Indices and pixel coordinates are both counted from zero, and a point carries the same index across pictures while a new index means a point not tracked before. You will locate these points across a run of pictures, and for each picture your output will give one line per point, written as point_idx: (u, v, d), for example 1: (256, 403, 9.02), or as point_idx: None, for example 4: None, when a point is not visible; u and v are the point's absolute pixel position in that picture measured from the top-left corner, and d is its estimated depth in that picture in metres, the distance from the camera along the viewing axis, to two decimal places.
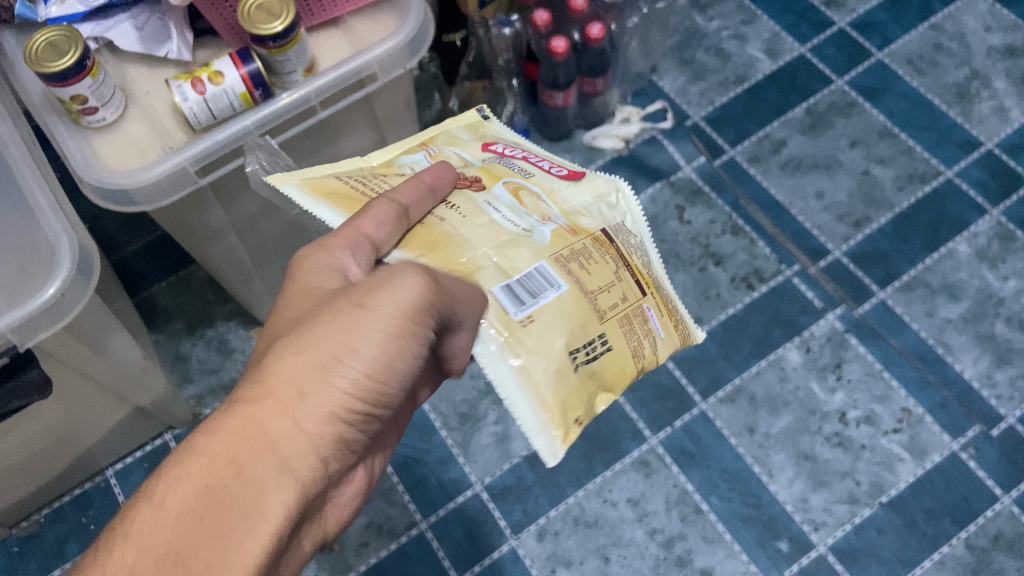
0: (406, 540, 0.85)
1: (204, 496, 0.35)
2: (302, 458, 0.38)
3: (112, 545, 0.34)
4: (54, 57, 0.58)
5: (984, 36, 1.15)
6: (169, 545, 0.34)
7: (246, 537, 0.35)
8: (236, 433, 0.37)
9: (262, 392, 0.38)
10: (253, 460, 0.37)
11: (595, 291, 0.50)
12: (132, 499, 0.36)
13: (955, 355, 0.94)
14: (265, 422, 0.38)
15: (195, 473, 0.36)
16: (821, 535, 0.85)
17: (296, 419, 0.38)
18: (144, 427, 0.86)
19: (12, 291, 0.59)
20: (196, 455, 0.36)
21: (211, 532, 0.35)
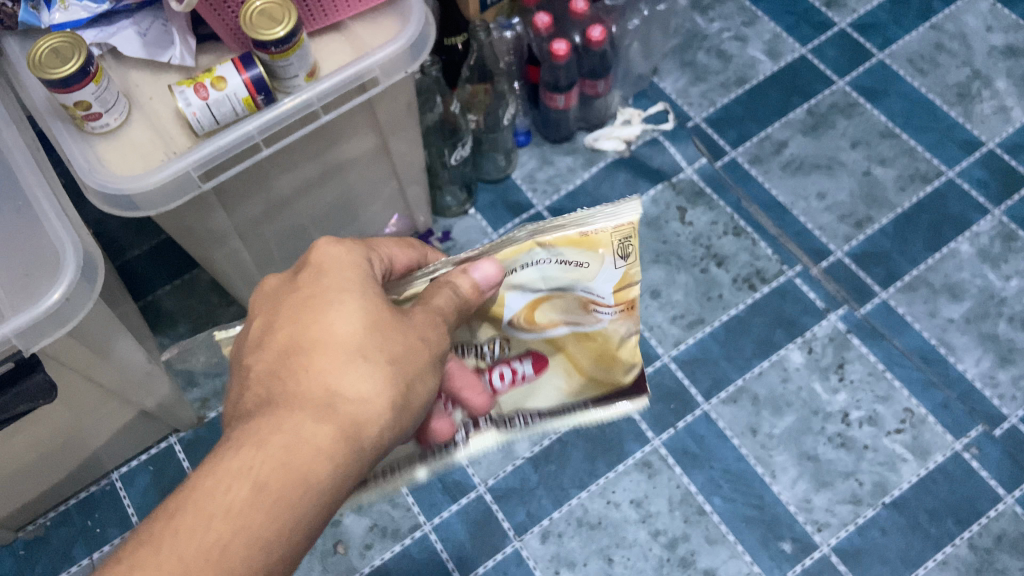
0: (410, 541, 0.86)
1: (302, 489, 0.43)
2: (368, 458, 0.46)
3: (212, 511, 0.41)
4: (58, 63, 0.58)
5: (985, 36, 1.15)
6: (271, 526, 0.42)
7: (318, 516, 0.44)
8: (334, 437, 0.44)
9: (353, 403, 0.45)
10: (344, 462, 0.44)
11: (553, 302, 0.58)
12: (229, 472, 0.42)
13: (958, 355, 0.94)
14: (357, 430, 0.45)
15: (293, 462, 0.43)
16: (824, 535, 0.85)
17: (381, 428, 0.46)
18: (149, 430, 0.87)
19: (19, 296, 0.59)
20: (300, 452, 0.43)
21: (302, 517, 0.43)
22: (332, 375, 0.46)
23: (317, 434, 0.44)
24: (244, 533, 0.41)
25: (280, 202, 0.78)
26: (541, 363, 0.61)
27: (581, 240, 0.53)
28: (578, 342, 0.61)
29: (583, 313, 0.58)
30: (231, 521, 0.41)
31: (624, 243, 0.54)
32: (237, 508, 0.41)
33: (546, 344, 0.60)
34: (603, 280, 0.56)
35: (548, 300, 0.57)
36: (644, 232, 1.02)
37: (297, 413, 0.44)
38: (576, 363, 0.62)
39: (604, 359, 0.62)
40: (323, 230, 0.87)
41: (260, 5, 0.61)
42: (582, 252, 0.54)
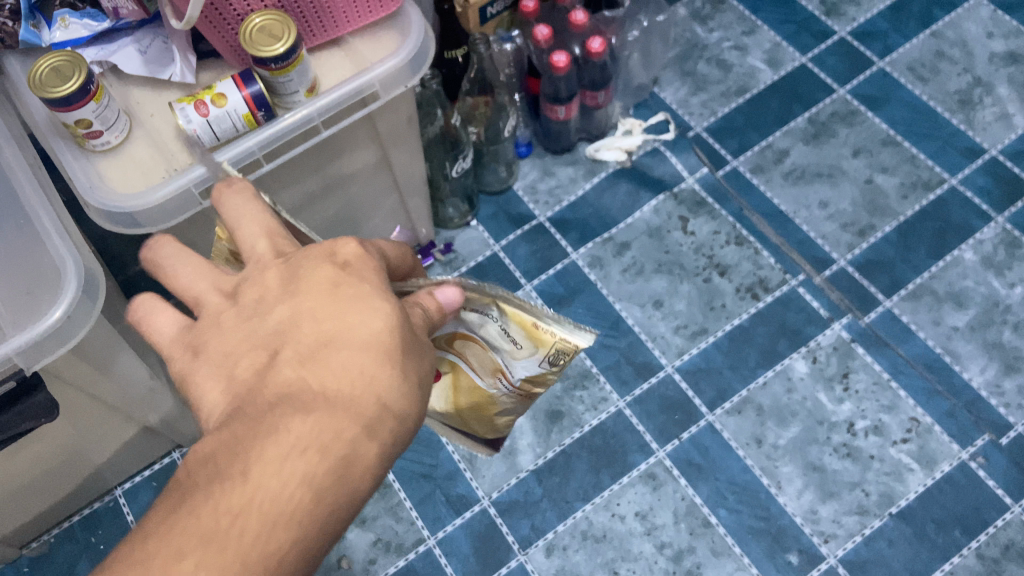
0: (414, 556, 0.85)
1: (355, 500, 0.38)
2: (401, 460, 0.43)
3: (273, 523, 0.36)
4: (58, 82, 0.58)
5: (986, 43, 1.15)
6: (326, 533, 0.38)
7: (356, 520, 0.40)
8: (386, 451, 0.40)
9: (404, 410, 0.40)
10: (390, 469, 0.40)
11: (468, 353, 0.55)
12: (293, 485, 0.36)
13: (963, 364, 0.93)
14: (402, 442, 0.41)
15: (355, 476, 0.38)
16: (831, 547, 0.84)
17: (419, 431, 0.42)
18: (152, 445, 0.87)
19: (21, 315, 0.59)
20: (358, 462, 0.38)
21: (350, 524, 0.39)
22: (387, 380, 0.40)
23: (372, 445, 0.39)
24: (302, 541, 0.37)
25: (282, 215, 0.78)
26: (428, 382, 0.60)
27: (530, 333, 0.49)
28: (464, 385, 0.59)
29: (489, 373, 0.56)
30: (293, 528, 0.36)
31: (556, 357, 0.51)
32: (296, 515, 0.36)
33: (444, 372, 0.59)
34: (521, 366, 0.53)
35: (470, 341, 0.54)
36: (646, 242, 1.02)
37: (350, 420, 0.39)
38: (454, 399, 0.61)
39: (484, 411, 0.62)
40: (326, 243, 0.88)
41: (260, 22, 0.62)
42: (524, 338, 0.50)
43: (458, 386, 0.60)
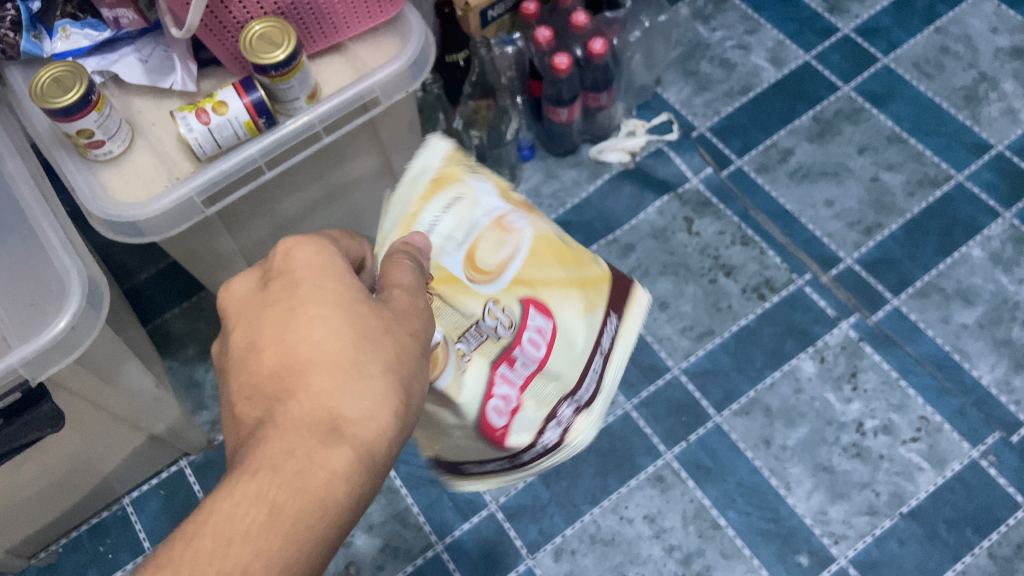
0: (422, 561, 0.85)
1: (320, 511, 0.39)
2: (387, 467, 0.43)
3: (230, 539, 0.37)
4: (59, 93, 0.59)
5: (991, 38, 1.14)
6: (295, 548, 0.38)
7: (342, 534, 0.41)
8: (350, 458, 0.41)
9: (362, 417, 0.42)
10: (360, 477, 0.41)
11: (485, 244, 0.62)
12: (247, 502, 0.38)
13: (973, 361, 0.92)
14: (372, 448, 0.41)
15: (314, 486, 0.39)
16: (842, 547, 0.84)
17: (391, 437, 0.43)
18: (160, 454, 0.87)
19: (26, 326, 0.60)
20: (315, 470, 0.40)
21: (327, 539, 0.40)
22: (336, 392, 0.42)
23: (330, 455, 0.40)
24: (267, 558, 0.37)
25: (285, 221, 0.78)
26: (542, 309, 0.63)
27: (432, 192, 0.60)
28: (536, 261, 0.64)
29: (505, 234, 0.63)
30: (251, 544, 0.37)
31: (455, 169, 0.63)
32: (255, 532, 0.38)
33: (534, 287, 0.63)
34: (478, 200, 0.62)
35: (473, 246, 0.61)
36: (651, 244, 1.01)
37: (304, 436, 0.41)
38: (555, 281, 0.65)
39: (560, 246, 0.66)
40: None
41: (259, 29, 0.62)
42: (441, 200, 0.60)
43: (539, 271, 0.64)
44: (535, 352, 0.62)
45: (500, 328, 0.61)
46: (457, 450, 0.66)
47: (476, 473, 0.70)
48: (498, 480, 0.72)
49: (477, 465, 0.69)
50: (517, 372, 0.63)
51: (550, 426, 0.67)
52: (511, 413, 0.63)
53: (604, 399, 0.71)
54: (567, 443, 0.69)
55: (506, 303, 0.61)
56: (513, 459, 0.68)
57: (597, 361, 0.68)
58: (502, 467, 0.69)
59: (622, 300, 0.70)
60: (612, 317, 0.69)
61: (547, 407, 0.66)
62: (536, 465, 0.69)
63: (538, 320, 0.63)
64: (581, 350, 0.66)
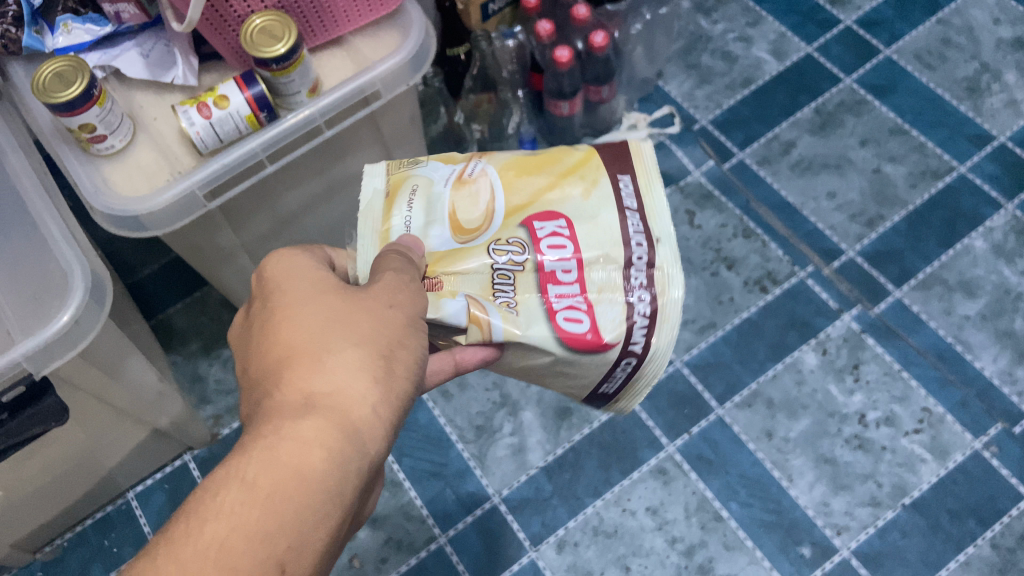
0: (425, 554, 0.85)
1: (296, 480, 0.40)
2: (373, 441, 0.43)
3: (206, 516, 0.38)
4: (61, 87, 0.59)
5: (993, 29, 1.14)
6: (274, 518, 0.39)
7: (330, 510, 0.41)
8: (324, 427, 0.42)
9: (335, 389, 0.43)
10: (337, 446, 0.42)
11: (458, 204, 0.57)
12: (222, 480, 0.40)
13: (975, 353, 0.92)
14: (349, 417, 0.43)
15: (288, 456, 0.40)
16: (844, 539, 0.84)
17: (371, 407, 0.44)
18: (164, 448, 0.87)
19: (30, 320, 0.60)
20: (285, 441, 0.41)
21: (310, 509, 0.40)
22: (308, 371, 0.44)
23: (302, 426, 0.42)
24: (244, 530, 0.38)
25: (287, 216, 0.78)
26: (544, 214, 0.56)
27: (388, 195, 0.58)
28: (515, 184, 0.58)
29: (468, 188, 0.57)
30: (227, 518, 0.38)
31: (402, 164, 0.60)
32: (230, 507, 0.38)
33: (528, 204, 0.57)
34: (431, 172, 0.59)
35: (451, 212, 0.57)
36: None
37: (280, 414, 0.42)
38: (541, 188, 0.57)
39: (530, 159, 0.60)
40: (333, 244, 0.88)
41: (260, 23, 0.62)
42: (402, 197, 0.57)
43: (524, 188, 0.58)
44: (564, 252, 0.55)
45: (515, 255, 0.55)
46: (574, 380, 0.58)
47: (617, 390, 0.60)
48: (643, 387, 0.60)
49: (615, 386, 0.59)
50: (566, 282, 0.55)
51: (643, 305, 0.55)
52: (588, 314, 0.54)
53: (671, 242, 0.56)
54: (669, 310, 0.55)
55: (507, 234, 0.56)
56: (637, 354, 0.56)
57: (634, 218, 0.56)
58: (632, 370, 0.58)
59: (629, 156, 0.59)
60: (624, 177, 0.58)
61: (623, 290, 0.55)
62: (659, 351, 0.56)
63: (547, 224, 0.56)
64: (609, 222, 0.56)
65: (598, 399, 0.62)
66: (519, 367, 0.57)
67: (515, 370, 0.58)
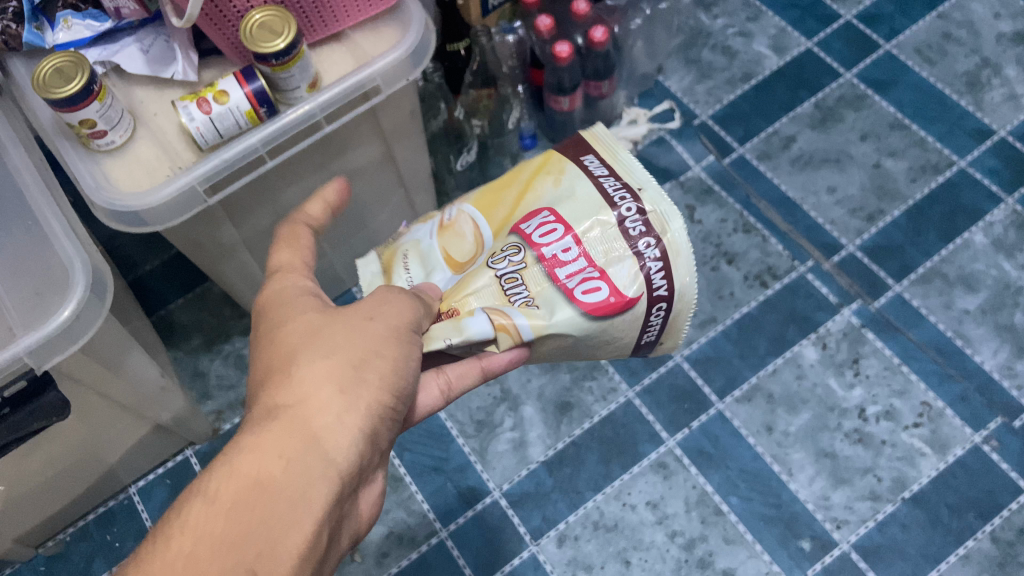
0: (427, 548, 0.85)
1: (258, 489, 0.43)
2: (340, 449, 0.46)
3: (174, 528, 0.41)
4: (61, 83, 0.59)
5: (993, 24, 1.13)
6: (238, 527, 0.41)
7: (297, 518, 0.43)
8: (291, 438, 0.45)
9: (299, 401, 0.46)
10: (300, 455, 0.45)
11: (450, 248, 0.60)
12: (192, 492, 0.43)
13: (975, 347, 0.92)
14: (315, 427, 0.46)
15: (252, 466, 0.43)
16: (844, 532, 0.84)
17: (336, 416, 0.46)
18: (166, 443, 0.88)
19: (31, 316, 0.60)
20: (248, 454, 0.44)
21: (276, 516, 0.43)
22: (280, 386, 0.47)
23: (269, 438, 0.45)
24: (209, 540, 0.41)
25: (289, 212, 0.78)
26: (528, 215, 0.57)
27: (385, 267, 0.61)
28: (492, 208, 0.60)
29: (451, 233, 0.60)
30: (193, 528, 0.41)
31: (388, 241, 0.64)
32: (195, 519, 0.41)
33: (510, 216, 0.58)
34: (416, 233, 0.62)
35: (446, 257, 0.60)
36: None
37: (252, 427, 0.46)
38: (513, 200, 0.59)
39: (495, 182, 0.62)
40: (333, 240, 0.88)
41: (260, 18, 0.62)
42: (398, 266, 0.60)
43: (502, 207, 0.60)
44: (557, 235, 0.55)
45: (514, 257, 0.56)
46: (611, 345, 0.57)
47: (660, 336, 0.59)
48: (684, 325, 0.58)
49: (657, 333, 0.58)
50: (570, 261, 0.55)
51: (652, 249, 0.54)
52: (603, 278, 0.54)
53: (653, 185, 0.56)
54: (677, 242, 0.54)
55: (500, 245, 0.57)
56: (666, 297, 0.55)
57: (610, 180, 0.57)
58: (665, 314, 0.56)
59: (586, 140, 0.61)
60: (588, 155, 0.59)
61: (626, 242, 0.54)
62: (685, 288, 0.55)
63: (533, 221, 0.56)
64: (587, 190, 0.56)
65: (645, 350, 0.60)
66: (557, 353, 0.58)
67: (555, 358, 0.58)
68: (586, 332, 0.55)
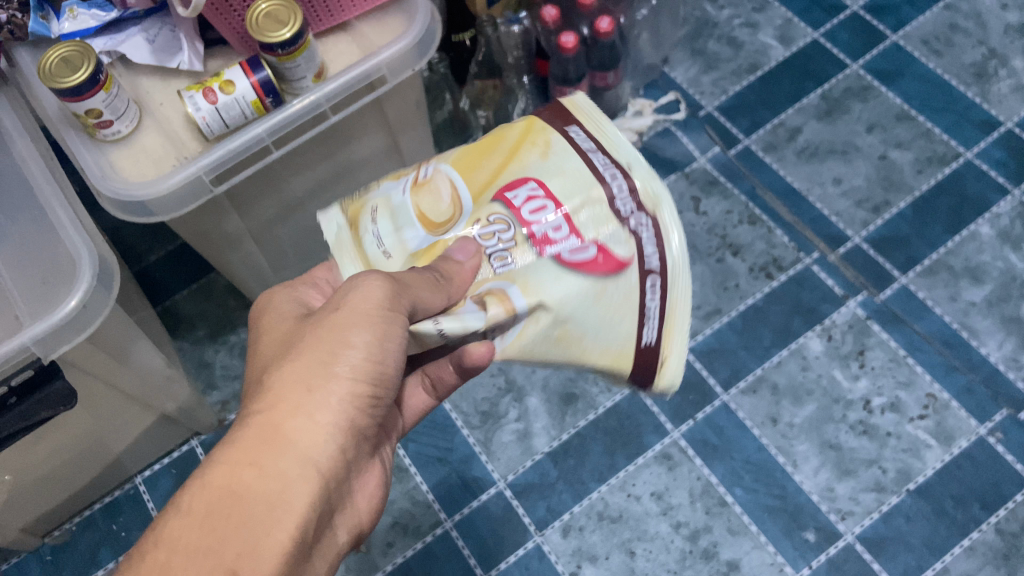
0: (432, 539, 0.86)
1: (231, 497, 0.43)
2: (316, 448, 0.45)
3: (153, 545, 0.41)
4: (68, 72, 0.59)
5: (1000, 14, 1.12)
6: (214, 536, 0.42)
7: (275, 522, 0.43)
8: (263, 443, 0.44)
9: (270, 405, 0.46)
10: (273, 459, 0.44)
11: (425, 206, 0.57)
12: (167, 508, 0.43)
13: (981, 339, 0.92)
14: (286, 429, 0.45)
15: (222, 477, 0.43)
16: (848, 524, 0.84)
17: (308, 417, 0.45)
18: (171, 433, 0.88)
19: (40, 305, 0.61)
20: (219, 466, 0.44)
21: (253, 520, 0.43)
22: (254, 394, 0.47)
23: (238, 446, 0.44)
24: (186, 552, 0.41)
25: (292, 203, 0.78)
26: (513, 183, 0.55)
27: (351, 225, 0.58)
28: (471, 169, 0.57)
29: (426, 189, 0.57)
30: (165, 543, 0.41)
31: (354, 194, 0.60)
32: (169, 535, 0.42)
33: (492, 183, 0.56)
34: (385, 189, 0.59)
35: (420, 216, 0.56)
36: None
37: (225, 436, 0.45)
38: (492, 159, 0.57)
39: (479, 143, 0.59)
40: None
41: (266, 7, 0.62)
42: (364, 219, 0.57)
43: (482, 170, 0.57)
44: (547, 213, 0.54)
45: (503, 234, 0.54)
46: (608, 334, 0.55)
47: (662, 338, 0.56)
48: (685, 320, 0.56)
49: (658, 331, 0.56)
50: (562, 238, 0.53)
51: (644, 224, 0.54)
52: (595, 246, 0.53)
53: (643, 162, 0.55)
54: (668, 221, 0.54)
55: (486, 213, 0.55)
56: (657, 270, 0.54)
57: (598, 155, 0.55)
58: (662, 295, 0.55)
59: (567, 108, 0.59)
60: (573, 124, 0.57)
61: (620, 221, 0.54)
62: (675, 259, 0.55)
63: (520, 191, 0.55)
64: (576, 164, 0.55)
65: (647, 369, 0.57)
66: (549, 346, 0.55)
67: (548, 358, 0.56)
68: (585, 309, 0.53)
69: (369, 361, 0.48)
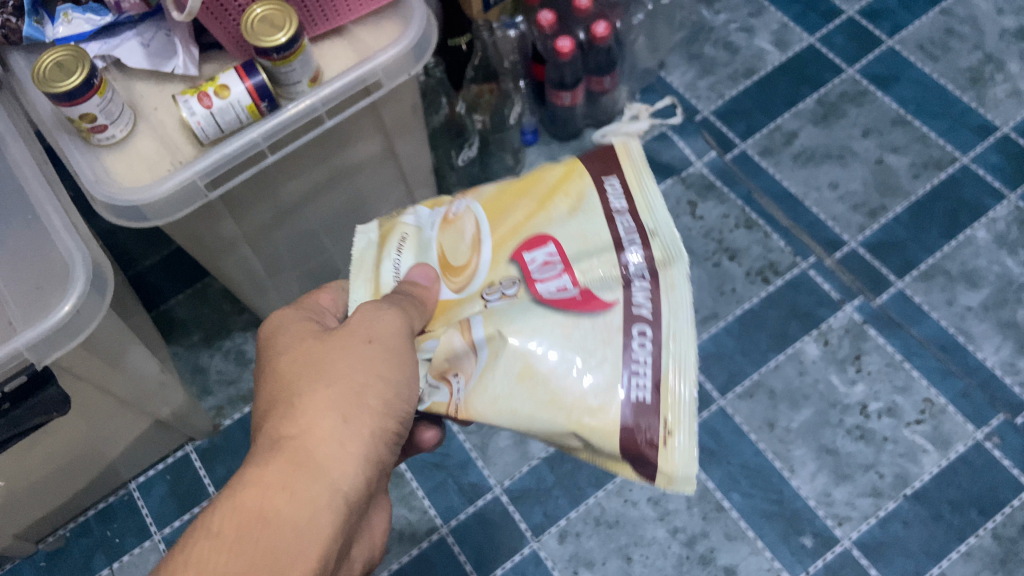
0: (428, 544, 0.85)
1: (260, 521, 0.44)
2: (345, 476, 0.46)
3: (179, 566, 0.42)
4: (61, 76, 0.59)
5: (996, 19, 1.13)
6: (243, 560, 0.42)
7: (305, 547, 0.44)
8: (295, 469, 0.45)
9: (301, 431, 0.47)
10: (303, 483, 0.45)
11: (448, 249, 0.54)
12: (194, 528, 0.44)
13: (977, 343, 0.92)
14: (317, 457, 0.46)
15: (253, 501, 0.44)
16: (845, 529, 0.84)
17: (337, 445, 0.47)
18: (166, 439, 0.87)
19: (33, 311, 0.61)
20: (250, 488, 0.44)
21: (280, 547, 0.43)
22: (282, 419, 0.48)
23: (270, 471, 0.45)
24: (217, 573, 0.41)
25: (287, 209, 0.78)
26: (533, 241, 0.51)
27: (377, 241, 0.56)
28: (499, 212, 0.54)
29: (453, 227, 0.54)
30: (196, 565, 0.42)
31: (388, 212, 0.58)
32: (198, 557, 0.42)
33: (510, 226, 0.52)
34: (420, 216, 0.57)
35: (440, 256, 0.54)
36: None
37: (256, 460, 0.46)
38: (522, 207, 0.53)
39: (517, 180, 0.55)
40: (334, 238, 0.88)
41: (261, 12, 0.62)
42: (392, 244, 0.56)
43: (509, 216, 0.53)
44: (555, 273, 0.50)
45: (508, 291, 0.50)
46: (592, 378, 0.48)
47: (655, 402, 0.48)
48: (686, 380, 0.48)
49: (652, 390, 0.48)
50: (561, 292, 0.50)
51: (644, 290, 0.50)
52: (582, 292, 0.50)
53: (670, 232, 0.51)
54: (675, 280, 0.50)
55: (500, 276, 0.51)
56: (649, 321, 0.49)
57: (625, 218, 0.52)
58: (655, 351, 0.48)
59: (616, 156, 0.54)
60: (613, 176, 0.53)
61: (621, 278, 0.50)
62: (673, 321, 0.49)
63: (537, 253, 0.51)
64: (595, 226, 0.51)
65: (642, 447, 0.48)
66: (522, 398, 0.49)
67: (517, 417, 0.49)
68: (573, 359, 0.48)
69: (396, 393, 0.49)
